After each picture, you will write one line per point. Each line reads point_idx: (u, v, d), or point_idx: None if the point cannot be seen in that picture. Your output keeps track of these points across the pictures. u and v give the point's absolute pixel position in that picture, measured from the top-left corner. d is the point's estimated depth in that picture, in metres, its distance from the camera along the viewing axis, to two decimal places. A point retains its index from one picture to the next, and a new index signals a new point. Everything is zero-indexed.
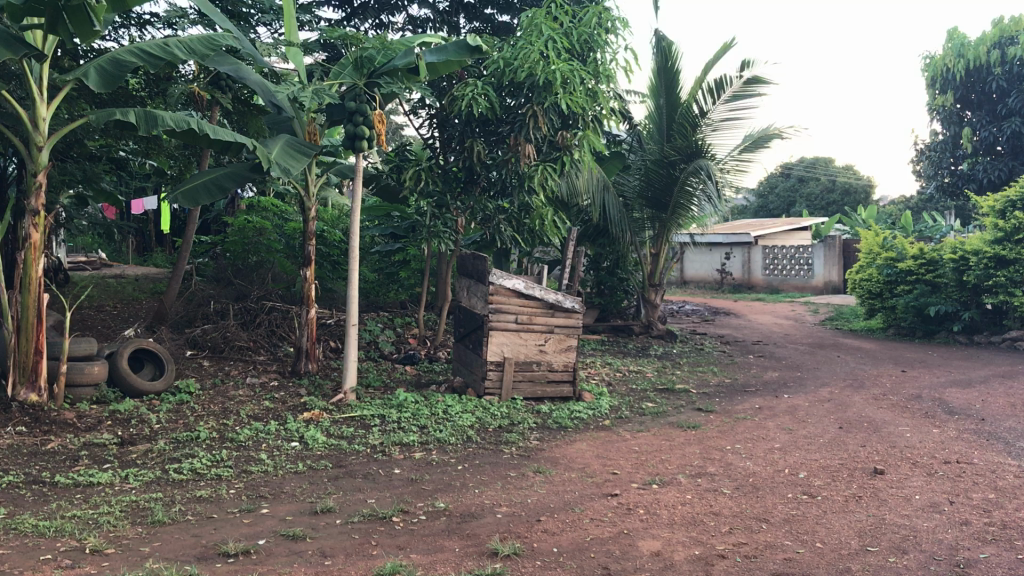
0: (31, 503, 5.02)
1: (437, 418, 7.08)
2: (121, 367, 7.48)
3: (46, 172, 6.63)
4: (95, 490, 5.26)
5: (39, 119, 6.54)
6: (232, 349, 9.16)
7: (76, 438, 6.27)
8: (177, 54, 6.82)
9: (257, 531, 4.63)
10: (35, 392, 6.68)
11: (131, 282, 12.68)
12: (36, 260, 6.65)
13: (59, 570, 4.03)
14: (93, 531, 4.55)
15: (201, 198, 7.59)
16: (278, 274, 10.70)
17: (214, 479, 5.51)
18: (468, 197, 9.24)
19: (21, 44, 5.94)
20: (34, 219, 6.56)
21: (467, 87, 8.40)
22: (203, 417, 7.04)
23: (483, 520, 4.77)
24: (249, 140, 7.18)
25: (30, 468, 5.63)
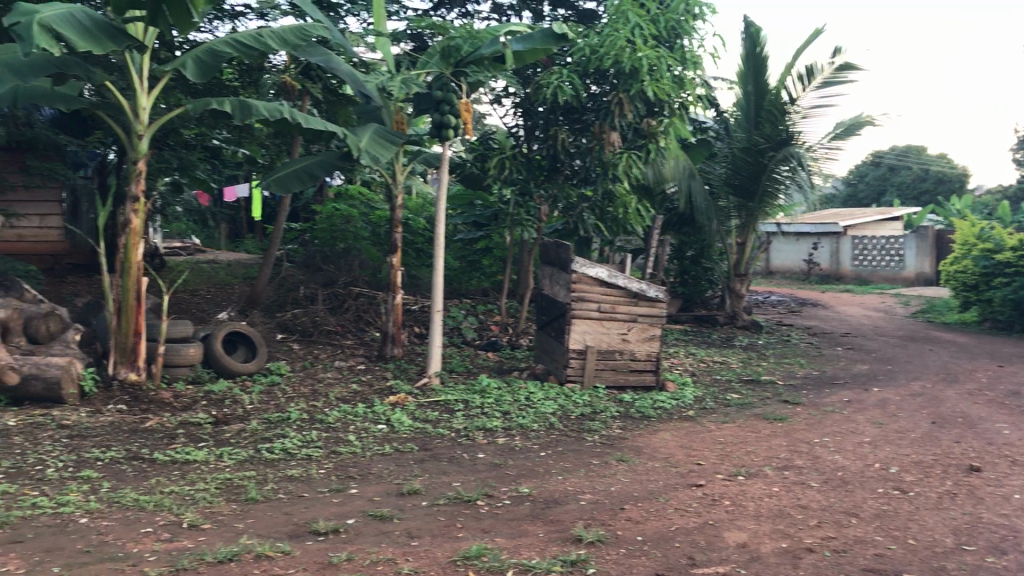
0: (132, 478, 5.24)
1: (520, 405, 7.12)
2: (216, 349, 7.71)
3: (146, 159, 6.86)
4: (193, 466, 5.46)
5: (140, 109, 6.75)
6: (321, 333, 9.41)
7: (173, 417, 6.48)
8: (271, 44, 6.95)
9: (346, 510, 4.75)
10: (135, 372, 6.92)
11: (224, 268, 13.02)
12: (136, 245, 6.86)
13: (158, 544, 4.21)
14: (190, 507, 4.74)
15: (292, 185, 7.76)
16: (365, 261, 10.80)
17: (305, 459, 5.65)
18: (551, 185, 9.15)
19: (123, 36, 6.13)
20: (134, 205, 6.78)
21: (552, 74, 8.42)
22: (294, 399, 7.22)
23: (566, 506, 4.80)
24: (339, 129, 7.31)
25: (130, 445, 5.85)
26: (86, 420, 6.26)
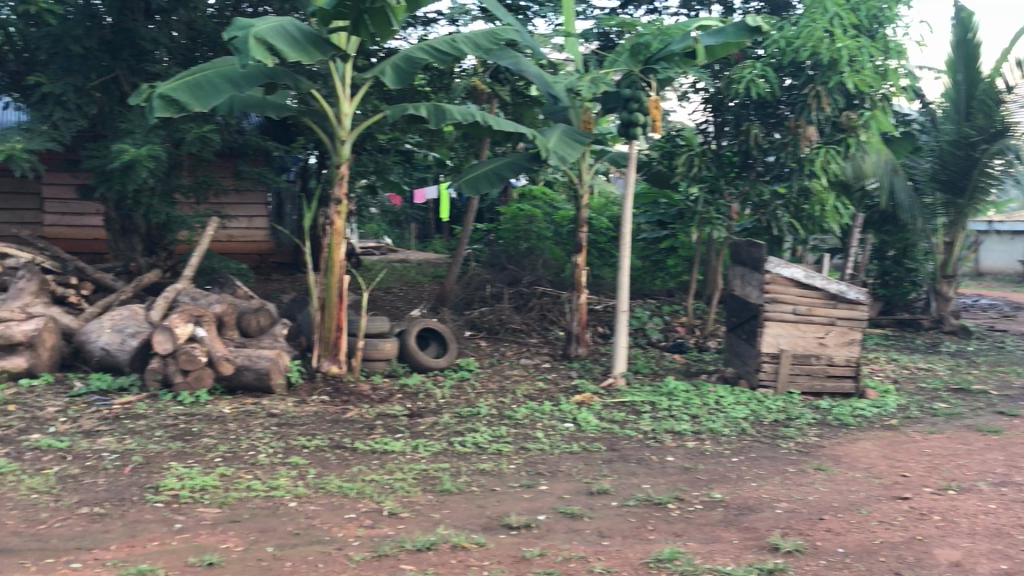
0: (335, 465, 5.54)
1: (710, 408, 6.97)
2: (410, 345, 7.98)
3: (348, 163, 7.19)
4: (390, 457, 5.69)
5: (342, 115, 7.09)
6: (507, 331, 9.59)
7: (371, 408, 6.78)
8: (464, 49, 7.09)
9: (537, 506, 4.81)
10: (336, 365, 7.30)
11: (415, 267, 13.49)
12: (339, 245, 7.20)
13: (361, 529, 4.53)
14: (389, 496, 5.01)
15: (481, 186, 7.95)
16: (548, 261, 10.85)
17: (496, 454, 5.77)
18: (742, 182, 8.99)
19: (328, 46, 6.45)
20: (337, 206, 7.11)
21: (744, 68, 8.20)
22: (483, 394, 7.38)
23: (761, 513, 4.65)
24: (529, 130, 7.41)
25: (333, 434, 6.17)
26: (292, 409, 6.65)
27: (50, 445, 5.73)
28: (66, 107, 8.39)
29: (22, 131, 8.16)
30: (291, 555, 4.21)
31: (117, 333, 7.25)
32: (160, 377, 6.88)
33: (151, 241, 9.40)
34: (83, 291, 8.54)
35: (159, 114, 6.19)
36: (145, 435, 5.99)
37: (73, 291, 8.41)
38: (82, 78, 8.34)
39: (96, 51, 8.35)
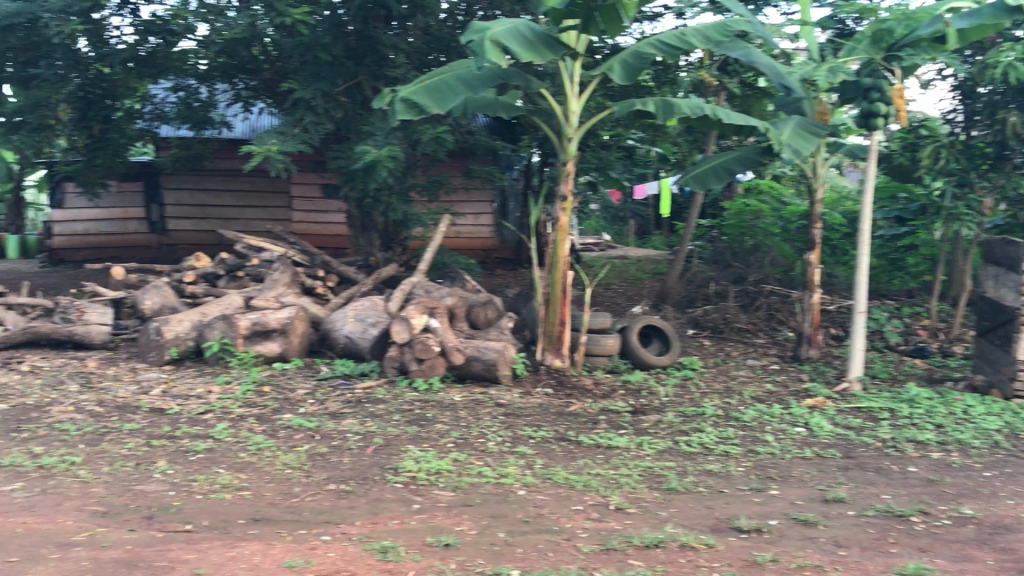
0: (562, 457, 5.64)
1: (957, 418, 6.50)
2: (633, 341, 7.97)
3: (574, 160, 7.27)
4: (615, 452, 5.72)
5: (570, 113, 7.17)
6: (732, 331, 9.40)
7: (595, 403, 6.84)
8: (694, 43, 6.97)
9: (768, 510, 4.68)
10: (559, 359, 7.41)
11: (636, 263, 13.47)
12: (563, 241, 7.28)
13: (589, 521, 4.59)
14: (615, 490, 5.04)
15: (710, 182, 7.83)
16: (777, 258, 10.42)
17: (723, 455, 5.66)
18: (998, 175, 8.33)
19: (560, 45, 6.54)
20: (562, 204, 7.21)
21: (1002, 51, 7.61)
22: (708, 394, 7.25)
23: (1020, 535, 4.28)
24: (760, 123, 7.18)
25: (559, 426, 6.27)
26: (519, 401, 6.82)
27: (300, 424, 6.19)
28: (315, 111, 9.04)
29: (278, 134, 8.88)
30: (522, 542, 4.34)
31: (359, 322, 7.73)
32: (397, 365, 7.26)
33: (387, 236, 9.96)
34: (327, 282, 9.17)
35: (400, 116, 6.54)
36: (384, 419, 6.34)
37: (319, 282, 9.05)
38: (329, 84, 8.97)
39: (342, 58, 8.95)
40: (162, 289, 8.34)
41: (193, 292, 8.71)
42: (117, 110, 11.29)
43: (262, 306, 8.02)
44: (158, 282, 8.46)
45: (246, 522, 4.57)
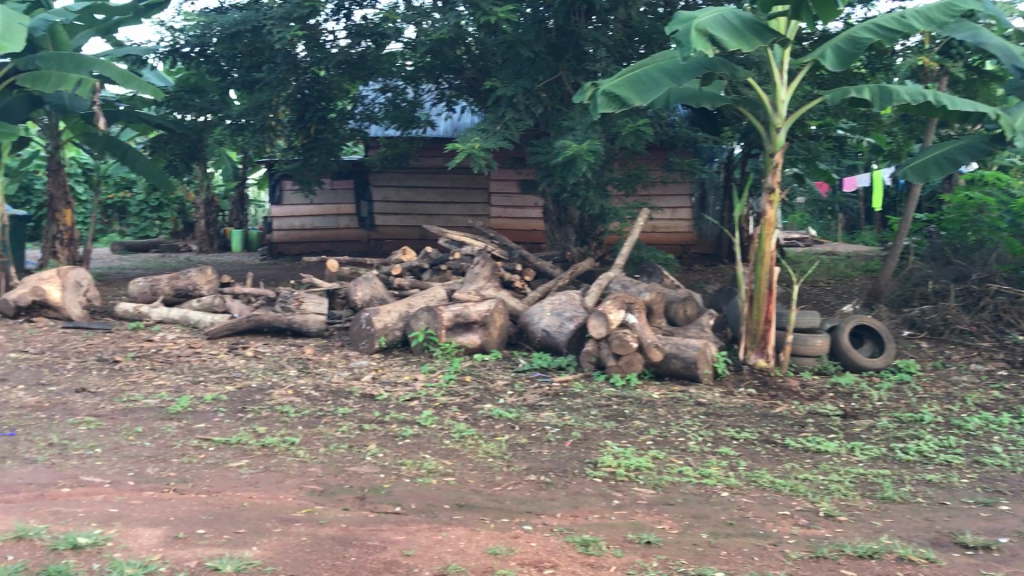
0: (766, 460, 5.46)
1: None
2: (843, 342, 7.59)
3: (782, 151, 7.01)
4: (824, 457, 5.48)
5: (778, 102, 6.91)
6: (953, 333, 8.83)
7: (802, 405, 6.57)
8: (916, 25, 6.55)
9: (997, 527, 4.33)
10: (763, 358, 7.17)
11: (845, 260, 12.87)
12: (770, 236, 7.04)
13: (797, 527, 4.41)
14: (825, 497, 4.82)
15: (930, 172, 7.28)
16: (1003, 254, 9.54)
17: (944, 465, 5.30)
18: None
19: (769, 32, 6.29)
20: (769, 196, 6.98)
21: None
22: (927, 400, 6.79)
23: None
24: (989, 108, 6.67)
25: (762, 428, 6.07)
26: (719, 400, 6.66)
27: (501, 415, 6.30)
28: (516, 108, 9.21)
29: (480, 132, 9.10)
30: (726, 544, 4.22)
31: (557, 317, 7.80)
32: (594, 359, 7.28)
33: (583, 232, 10.43)
34: (526, 276, 9.33)
35: (602, 110, 6.58)
36: (582, 413, 6.36)
37: (519, 276, 9.22)
38: (531, 81, 9.13)
39: (543, 55, 9.09)
40: (371, 281, 8.74)
41: (399, 285, 9.09)
42: (331, 111, 12.03)
43: (464, 299, 8.25)
44: (368, 275, 8.88)
45: (451, 508, 4.69)
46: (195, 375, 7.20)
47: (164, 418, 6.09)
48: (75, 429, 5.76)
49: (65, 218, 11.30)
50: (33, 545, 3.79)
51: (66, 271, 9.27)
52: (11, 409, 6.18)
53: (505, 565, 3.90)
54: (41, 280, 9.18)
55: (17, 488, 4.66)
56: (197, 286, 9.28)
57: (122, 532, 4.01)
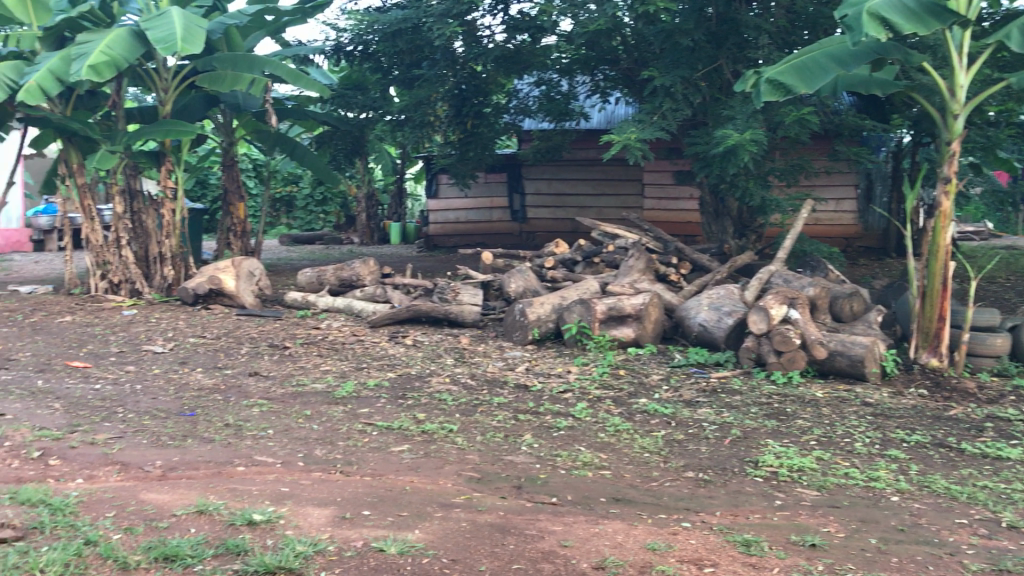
0: (941, 465, 5.17)
1: None
2: None
3: (961, 139, 6.62)
4: (1005, 464, 5.14)
5: (957, 87, 6.51)
6: None
7: (979, 408, 6.19)
8: None
9: None
10: (936, 358, 6.80)
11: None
12: (946, 229, 6.66)
13: (976, 537, 4.16)
14: (1008, 506, 4.52)
15: None
16: None
17: None
18: None
19: (949, 13, 5.92)
20: (945, 186, 6.61)
21: None
22: None
23: None
24: None
25: (935, 431, 5.76)
26: (888, 400, 6.36)
27: (657, 409, 6.23)
28: (674, 97, 9.14)
29: (637, 123, 9.08)
30: (898, 551, 4.01)
31: (714, 311, 7.64)
32: (754, 356, 7.09)
33: (741, 224, 10.69)
34: (681, 270, 9.21)
35: (765, 99, 6.44)
36: (741, 410, 6.21)
37: (674, 269, 9.11)
38: (689, 70, 9.01)
39: (702, 43, 8.96)
40: (525, 273, 8.82)
41: (552, 277, 9.13)
42: (487, 105, 12.34)
43: (618, 292, 8.21)
44: (522, 267, 8.97)
45: (609, 501, 4.65)
46: (357, 362, 7.46)
47: (331, 402, 6.34)
48: (249, 411, 6.07)
49: (238, 211, 11.93)
50: (212, 519, 4.00)
51: (240, 261, 9.79)
52: (192, 390, 6.58)
53: (664, 561, 3.82)
54: (217, 269, 9.73)
55: (198, 465, 4.94)
56: (359, 277, 9.62)
57: (293, 511, 4.18)
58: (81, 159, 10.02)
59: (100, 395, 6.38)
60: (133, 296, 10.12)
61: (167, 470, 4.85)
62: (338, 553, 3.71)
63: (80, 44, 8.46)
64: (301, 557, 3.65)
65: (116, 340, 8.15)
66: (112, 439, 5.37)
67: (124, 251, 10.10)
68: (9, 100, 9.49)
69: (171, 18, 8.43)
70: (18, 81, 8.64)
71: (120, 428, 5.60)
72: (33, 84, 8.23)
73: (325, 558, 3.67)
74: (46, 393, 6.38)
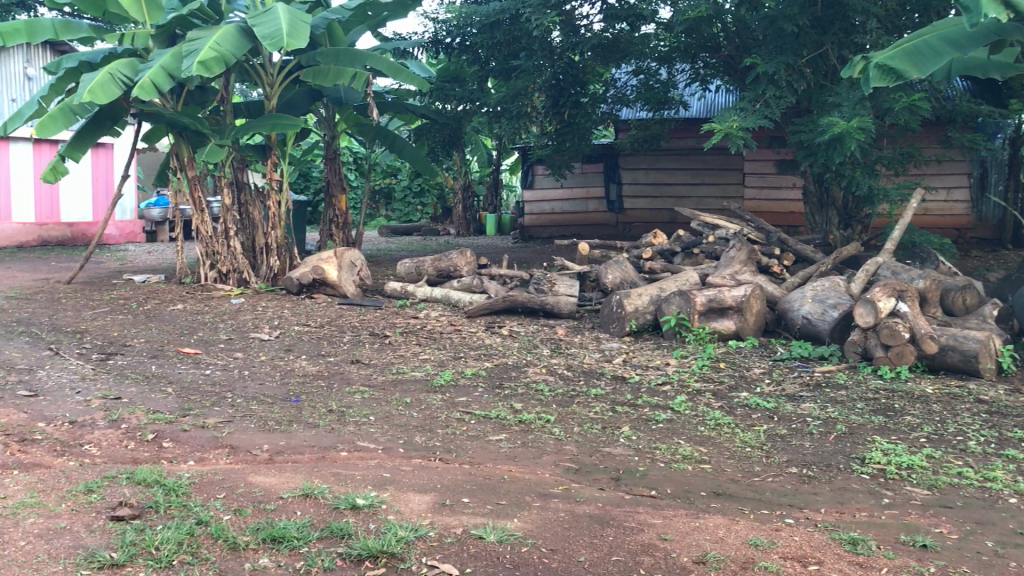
0: None
1: None
2: None
3: None
4: None
5: None
6: None
7: None
8: None
9: None
10: None
11: None
12: None
13: None
14: None
15: None
16: None
17: None
18: None
19: None
20: None
21: None
22: None
23: None
24: None
25: None
26: (1004, 398, 6.10)
27: (758, 404, 6.11)
28: (778, 85, 8.99)
29: (739, 111, 8.97)
30: (1015, 555, 3.85)
31: (818, 304, 7.52)
32: (860, 350, 6.88)
33: (846, 215, 10.45)
34: (783, 261, 9.03)
35: (874, 84, 6.24)
36: (847, 405, 6.05)
37: (776, 261, 8.93)
38: (794, 56, 8.81)
39: (808, 28, 8.76)
40: (623, 264, 8.77)
41: (650, 268, 9.07)
42: (585, 95, 12.31)
43: (719, 283, 8.10)
44: (619, 258, 8.93)
45: (709, 495, 4.59)
46: (455, 351, 7.55)
47: (430, 391, 6.43)
48: (351, 397, 6.21)
49: (339, 203, 12.21)
50: (318, 502, 4.11)
51: (342, 251, 10.05)
52: (297, 376, 6.77)
53: (767, 557, 3.75)
54: (321, 260, 9.99)
55: (304, 449, 5.08)
56: (456, 267, 9.73)
57: (395, 496, 4.26)
58: (192, 153, 10.39)
59: (210, 380, 6.63)
60: (241, 285, 10.48)
61: (274, 454, 5.00)
62: (439, 540, 3.77)
63: (190, 40, 8.75)
64: (403, 542, 3.71)
65: (224, 327, 8.44)
66: (222, 423, 5.57)
67: (233, 242, 10.49)
68: (124, 96, 9.89)
69: (277, 14, 8.65)
70: (133, 77, 8.99)
71: (229, 412, 5.80)
72: (147, 80, 8.55)
73: (427, 544, 3.73)
74: (160, 377, 6.66)
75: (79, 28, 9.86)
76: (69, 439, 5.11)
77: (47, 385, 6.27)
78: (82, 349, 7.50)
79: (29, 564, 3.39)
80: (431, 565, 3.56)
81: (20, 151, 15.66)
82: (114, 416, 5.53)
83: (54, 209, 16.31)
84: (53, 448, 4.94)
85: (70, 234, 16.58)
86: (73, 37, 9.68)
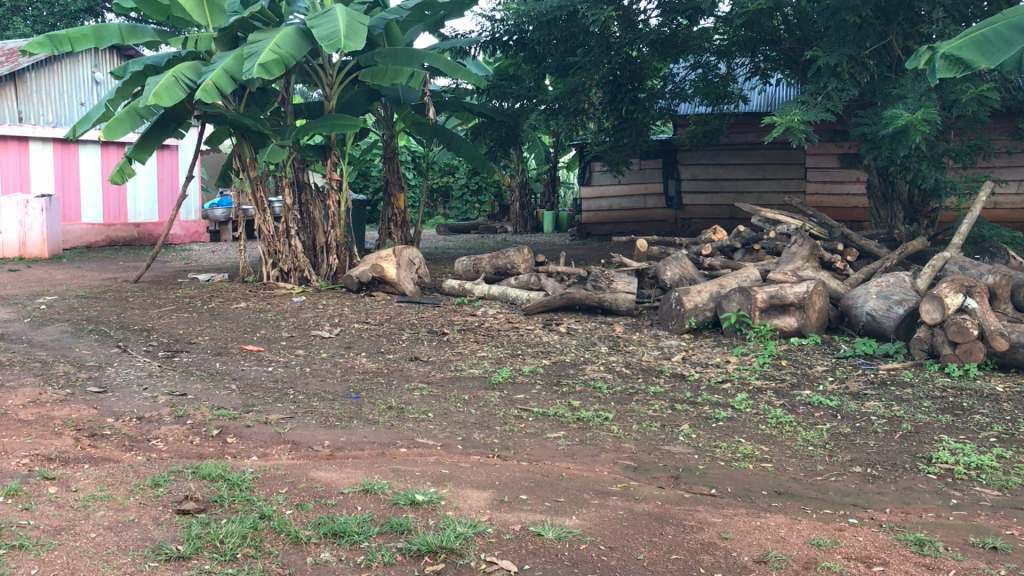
0: None
1: None
2: None
3: None
4: None
5: None
6: None
7: None
8: None
9: None
10: None
11: None
12: None
13: None
14: None
15: None
16: None
17: None
18: None
19: None
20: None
21: None
22: None
23: None
24: None
25: None
26: None
27: (821, 402, 6.02)
28: (840, 77, 8.85)
29: (801, 104, 8.85)
30: None
31: (883, 300, 7.36)
32: (927, 347, 6.76)
33: (912, 208, 10.24)
34: (847, 257, 8.89)
35: (941, 75, 6.06)
36: (913, 404, 5.91)
37: (839, 257, 8.78)
38: (857, 48, 8.66)
39: (871, 19, 8.59)
40: (682, 261, 8.69)
41: (710, 264, 8.98)
42: (642, 90, 12.24)
43: (780, 280, 8.00)
44: (678, 255, 8.85)
45: (770, 494, 4.52)
46: (513, 349, 7.56)
47: (488, 387, 6.46)
48: (411, 394, 6.27)
49: (398, 201, 12.31)
50: (378, 498, 4.15)
51: (401, 250, 10.09)
52: (357, 373, 6.86)
53: (831, 557, 3.69)
54: (380, 258, 10.07)
55: (364, 445, 5.14)
56: (514, 265, 9.72)
57: (454, 492, 4.28)
58: (254, 154, 10.55)
59: (273, 376, 6.74)
60: (302, 284, 10.62)
61: (335, 449, 5.07)
62: (498, 536, 3.78)
63: (253, 42, 8.90)
64: (462, 538, 3.73)
65: (287, 325, 8.57)
66: (284, 419, 5.66)
67: (294, 240, 10.63)
68: (188, 99, 10.08)
69: (336, 15, 8.74)
70: (196, 80, 9.17)
71: (291, 408, 5.89)
72: (210, 83, 8.71)
73: (486, 539, 3.75)
74: (224, 374, 6.79)
75: (144, 32, 10.08)
76: (136, 434, 5.24)
77: (116, 382, 6.44)
78: (148, 347, 7.68)
79: (100, 556, 3.48)
80: (490, 560, 3.57)
81: (90, 155, 16.14)
82: (180, 413, 5.66)
83: (122, 210, 16.74)
84: (122, 443, 5.08)
85: (137, 234, 17.01)
86: (139, 42, 9.89)
